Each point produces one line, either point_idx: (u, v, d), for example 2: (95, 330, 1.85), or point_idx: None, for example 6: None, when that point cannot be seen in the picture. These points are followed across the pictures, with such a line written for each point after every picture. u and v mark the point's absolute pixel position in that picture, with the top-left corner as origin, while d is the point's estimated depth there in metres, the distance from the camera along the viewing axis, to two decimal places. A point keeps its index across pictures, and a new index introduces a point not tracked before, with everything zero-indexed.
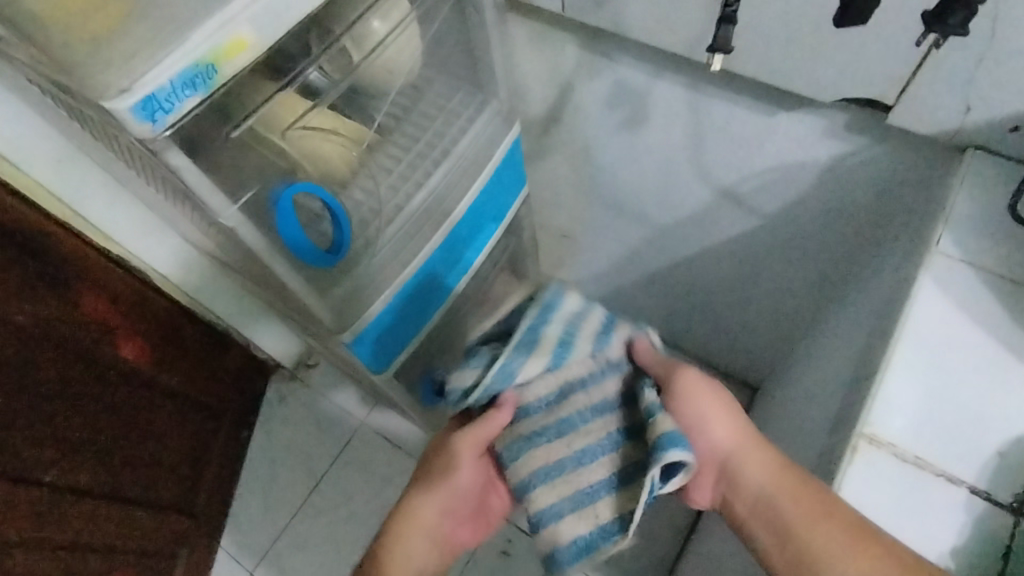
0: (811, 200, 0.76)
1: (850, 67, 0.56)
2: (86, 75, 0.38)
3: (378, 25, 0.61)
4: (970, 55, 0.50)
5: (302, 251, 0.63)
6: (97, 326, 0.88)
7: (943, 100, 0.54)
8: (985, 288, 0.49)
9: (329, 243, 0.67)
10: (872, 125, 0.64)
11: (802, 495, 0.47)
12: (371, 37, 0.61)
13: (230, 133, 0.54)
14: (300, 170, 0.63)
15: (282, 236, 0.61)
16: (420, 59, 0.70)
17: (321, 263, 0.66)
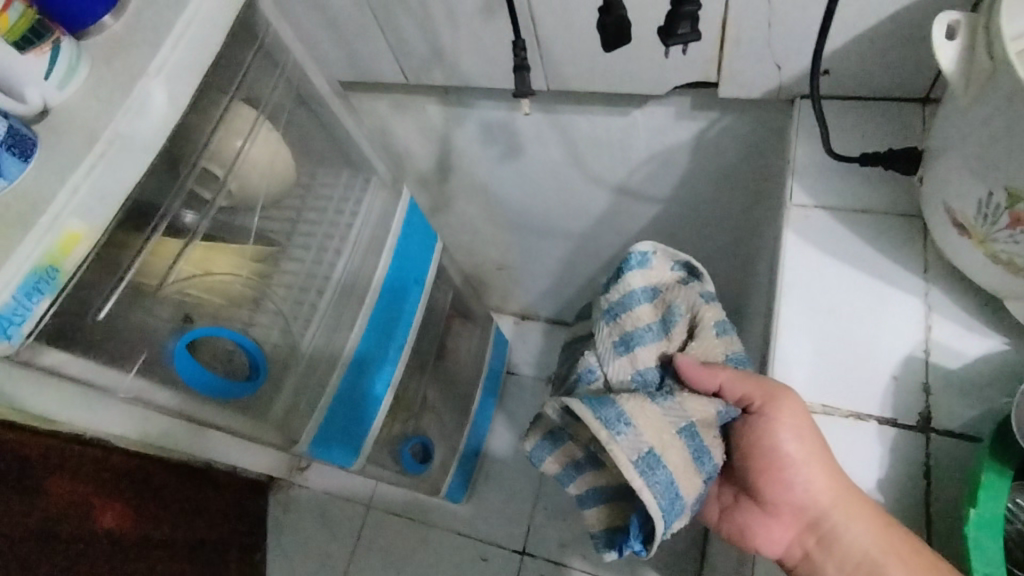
0: (690, 177, 0.80)
1: (663, 61, 0.60)
2: None
3: (235, 142, 0.65)
4: (757, 24, 0.53)
5: (219, 388, 0.64)
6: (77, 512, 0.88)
7: (758, 66, 0.57)
8: (843, 225, 0.52)
9: (245, 371, 0.69)
10: (713, 101, 0.68)
11: (905, 559, 0.42)
12: (231, 154, 0.65)
13: (102, 315, 0.55)
14: (194, 313, 0.67)
15: (179, 373, 0.62)
16: (289, 162, 0.72)
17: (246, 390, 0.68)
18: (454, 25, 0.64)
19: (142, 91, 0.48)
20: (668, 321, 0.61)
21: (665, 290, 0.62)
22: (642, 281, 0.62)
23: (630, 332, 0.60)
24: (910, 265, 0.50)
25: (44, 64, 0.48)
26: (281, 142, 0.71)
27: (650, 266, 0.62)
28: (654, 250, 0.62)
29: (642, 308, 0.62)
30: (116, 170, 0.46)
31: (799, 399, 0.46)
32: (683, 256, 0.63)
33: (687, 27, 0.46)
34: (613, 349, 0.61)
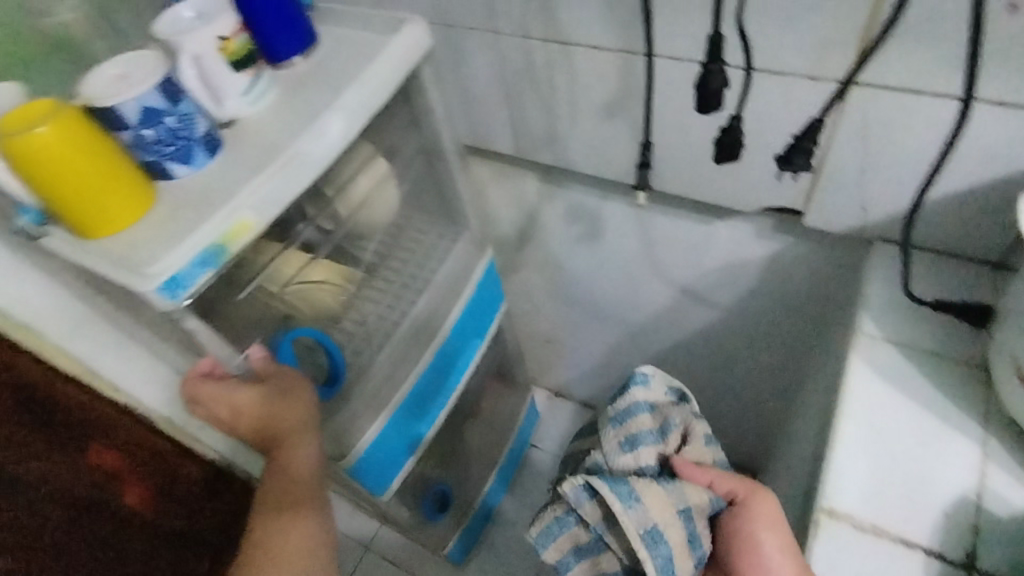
0: (757, 293, 0.84)
1: (759, 183, 0.66)
2: (130, 262, 0.48)
3: (360, 179, 0.73)
4: (853, 168, 0.60)
5: None
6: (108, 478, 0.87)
7: (846, 205, 0.63)
8: (909, 362, 0.56)
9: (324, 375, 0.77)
10: (793, 228, 0.74)
11: None
12: (356, 187, 0.73)
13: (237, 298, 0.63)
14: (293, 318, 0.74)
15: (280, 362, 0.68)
16: (394, 204, 0.80)
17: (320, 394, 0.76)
18: (577, 118, 0.73)
19: (324, 122, 0.56)
20: (666, 431, 0.61)
21: (661, 406, 0.62)
22: (644, 395, 0.62)
23: (634, 436, 0.59)
24: (970, 412, 0.53)
25: (246, 85, 0.58)
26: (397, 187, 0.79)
27: (648, 382, 0.63)
28: (654, 372, 0.63)
29: (643, 415, 0.61)
30: (290, 179, 0.54)
31: (774, 498, 0.56)
32: (677, 382, 0.65)
33: (802, 160, 0.58)
34: (616, 447, 0.59)
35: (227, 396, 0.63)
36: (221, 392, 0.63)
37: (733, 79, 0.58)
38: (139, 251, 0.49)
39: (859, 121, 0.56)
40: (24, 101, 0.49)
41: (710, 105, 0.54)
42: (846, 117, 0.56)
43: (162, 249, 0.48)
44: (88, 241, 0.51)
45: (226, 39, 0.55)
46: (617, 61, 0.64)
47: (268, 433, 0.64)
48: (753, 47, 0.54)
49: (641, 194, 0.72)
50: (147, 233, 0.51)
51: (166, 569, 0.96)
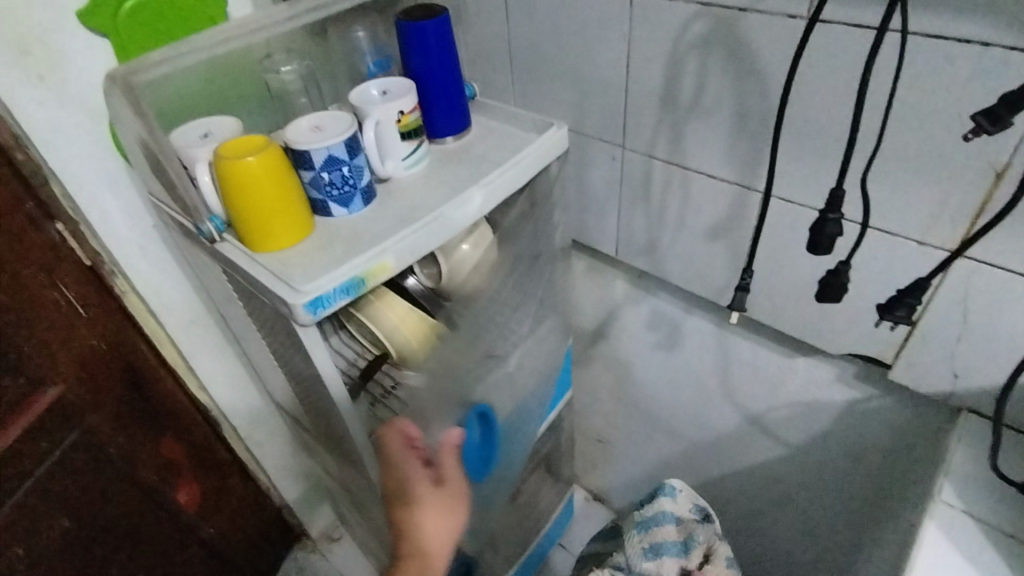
0: (828, 438, 0.84)
1: (848, 329, 0.69)
2: (287, 280, 0.57)
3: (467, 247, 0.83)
4: (948, 334, 0.61)
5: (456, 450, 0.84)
6: (152, 448, 0.97)
7: (936, 369, 0.64)
8: (987, 542, 0.55)
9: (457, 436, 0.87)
10: (876, 381, 0.75)
11: None
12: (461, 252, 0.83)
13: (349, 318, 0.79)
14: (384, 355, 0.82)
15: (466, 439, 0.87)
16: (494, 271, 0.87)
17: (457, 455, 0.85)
18: (679, 235, 0.79)
19: (468, 195, 0.64)
20: (688, 545, 0.78)
21: (686, 521, 0.80)
22: (670, 507, 0.80)
23: (659, 543, 0.78)
24: None
25: (408, 152, 0.68)
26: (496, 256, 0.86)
27: (675, 495, 0.81)
28: (682, 488, 0.81)
29: (668, 526, 0.79)
30: (430, 236, 0.61)
31: None
32: (702, 502, 0.82)
33: (903, 312, 0.59)
34: (641, 552, 0.78)
35: (404, 460, 0.71)
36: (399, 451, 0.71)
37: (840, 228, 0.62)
38: (297, 272, 0.58)
39: (958, 290, 0.58)
40: (242, 136, 0.60)
41: (818, 248, 0.59)
42: (948, 284, 0.58)
43: (315, 275, 0.57)
44: (256, 254, 0.60)
45: (404, 113, 0.66)
46: (731, 193, 0.70)
47: (449, 486, 0.71)
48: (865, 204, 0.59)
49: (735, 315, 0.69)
50: (302, 258, 0.59)
51: (165, 550, 1.03)
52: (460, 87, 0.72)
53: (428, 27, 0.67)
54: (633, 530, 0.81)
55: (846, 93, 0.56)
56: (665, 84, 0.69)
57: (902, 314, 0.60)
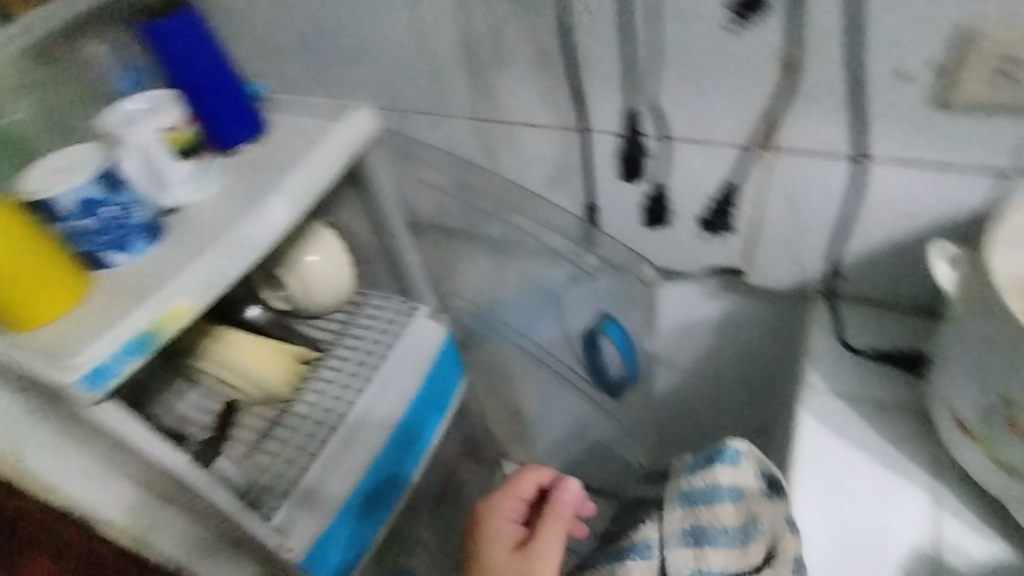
0: (712, 353, 0.85)
1: (698, 244, 0.69)
2: (56, 355, 0.48)
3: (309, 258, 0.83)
4: (783, 225, 0.62)
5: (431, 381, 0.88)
6: None
7: (782, 262, 0.65)
8: (857, 414, 0.56)
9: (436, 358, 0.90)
10: (738, 287, 0.75)
11: None
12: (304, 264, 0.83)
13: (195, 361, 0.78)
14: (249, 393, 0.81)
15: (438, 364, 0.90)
16: (341, 277, 0.85)
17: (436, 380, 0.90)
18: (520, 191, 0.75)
19: (267, 205, 0.56)
20: (750, 532, 0.51)
21: (749, 497, 0.51)
22: (728, 478, 0.52)
23: (705, 527, 0.52)
24: (920, 460, 0.52)
25: (188, 173, 0.59)
26: (342, 260, 0.86)
27: (739, 464, 0.52)
28: (747, 450, 0.52)
29: (724, 505, 0.52)
30: (227, 259, 0.53)
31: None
32: (771, 467, 0.53)
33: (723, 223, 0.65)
34: (678, 536, 0.53)
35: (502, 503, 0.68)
36: (519, 503, 0.69)
37: (650, 148, 0.62)
38: (69, 343, 0.48)
39: (781, 180, 0.59)
40: None
41: (631, 170, 0.65)
42: (770, 177, 0.59)
43: (89, 340, 0.48)
44: (20, 336, 0.50)
45: (171, 130, 0.57)
46: (553, 137, 0.67)
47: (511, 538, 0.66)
48: (666, 121, 0.59)
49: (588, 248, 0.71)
50: (75, 324, 0.50)
51: None
52: (238, 85, 0.62)
53: (170, 25, 0.57)
54: (672, 502, 0.54)
55: (627, 7, 0.54)
56: (457, 35, 0.64)
57: (722, 224, 0.65)
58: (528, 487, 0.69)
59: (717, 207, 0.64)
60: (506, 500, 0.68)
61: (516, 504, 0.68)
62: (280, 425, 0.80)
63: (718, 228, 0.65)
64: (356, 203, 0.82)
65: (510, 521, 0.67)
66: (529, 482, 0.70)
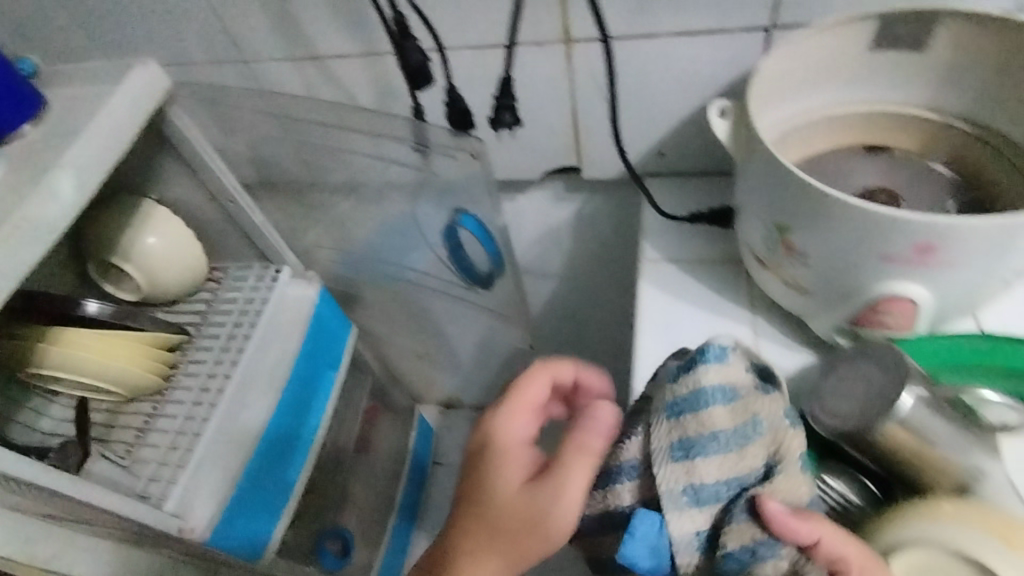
0: (577, 252, 0.89)
1: (532, 147, 0.71)
2: None
3: (149, 240, 0.78)
4: (599, 114, 0.65)
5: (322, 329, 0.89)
6: None
7: (608, 149, 0.69)
8: (688, 274, 0.61)
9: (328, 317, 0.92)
10: (583, 185, 0.79)
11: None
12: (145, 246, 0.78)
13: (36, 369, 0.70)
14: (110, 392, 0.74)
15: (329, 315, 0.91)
16: (190, 255, 0.82)
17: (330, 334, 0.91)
18: None
19: (51, 182, 0.52)
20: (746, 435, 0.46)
21: (741, 395, 0.47)
22: (717, 377, 0.47)
23: (697, 438, 0.46)
24: (742, 300, 0.59)
25: None
26: (188, 238, 0.81)
27: (726, 359, 0.48)
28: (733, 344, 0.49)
29: (718, 410, 0.47)
30: (18, 246, 0.50)
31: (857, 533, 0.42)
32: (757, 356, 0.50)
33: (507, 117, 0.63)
34: (666, 450, 0.47)
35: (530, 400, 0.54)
36: (519, 435, 0.52)
37: (450, 59, 0.62)
38: None
39: (585, 69, 0.61)
40: None
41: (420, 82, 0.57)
42: (575, 69, 0.62)
43: None
44: None
45: None
46: (367, 65, 0.66)
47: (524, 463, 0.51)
48: (435, 30, 0.59)
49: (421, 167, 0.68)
50: None
51: None
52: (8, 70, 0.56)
53: None
54: (660, 415, 0.48)
55: None
56: None
57: (509, 119, 0.63)
58: (523, 420, 0.53)
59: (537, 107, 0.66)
60: (502, 447, 0.51)
61: (520, 446, 0.52)
62: (159, 417, 0.77)
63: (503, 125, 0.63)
64: (185, 172, 0.78)
65: (511, 463, 0.51)
66: (531, 398, 0.54)
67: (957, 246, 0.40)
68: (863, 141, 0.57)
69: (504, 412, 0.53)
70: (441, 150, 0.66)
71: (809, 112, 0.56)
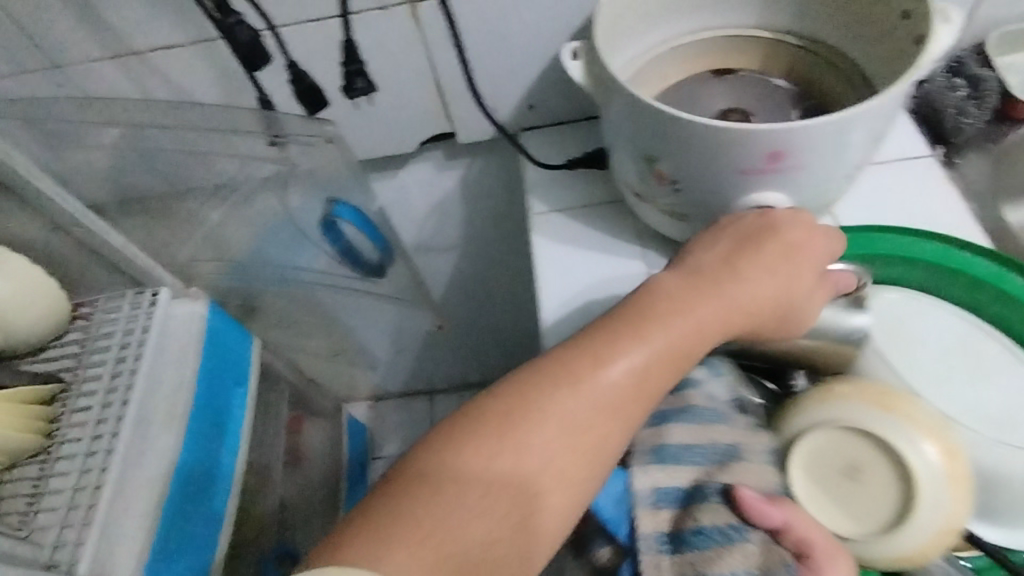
0: (471, 219, 0.89)
1: (401, 119, 0.69)
2: None
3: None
4: (460, 74, 0.64)
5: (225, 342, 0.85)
6: None
7: (476, 109, 0.68)
8: (577, 220, 0.63)
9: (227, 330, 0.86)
10: (462, 150, 0.78)
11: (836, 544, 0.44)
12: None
13: None
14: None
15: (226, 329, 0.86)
16: (47, 297, 0.73)
17: (233, 348, 0.87)
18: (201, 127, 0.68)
19: None
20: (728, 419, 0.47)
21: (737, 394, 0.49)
22: (712, 370, 0.49)
23: (689, 411, 0.47)
24: (629, 236, 0.61)
25: None
26: (40, 278, 0.73)
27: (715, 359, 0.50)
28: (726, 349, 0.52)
29: (709, 393, 0.48)
30: None
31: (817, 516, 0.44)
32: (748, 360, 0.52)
33: (360, 82, 0.63)
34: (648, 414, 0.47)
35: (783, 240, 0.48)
36: (768, 307, 0.45)
37: (295, 38, 0.59)
38: None
39: (437, 31, 0.60)
40: None
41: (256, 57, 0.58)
42: (427, 33, 0.60)
43: None
44: None
45: None
46: (201, 56, 0.61)
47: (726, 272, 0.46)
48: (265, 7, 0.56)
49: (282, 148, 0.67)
50: None
51: None
52: None
53: None
54: None
55: None
56: None
57: (361, 85, 0.63)
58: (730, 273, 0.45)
59: (396, 75, 0.64)
60: (638, 359, 0.42)
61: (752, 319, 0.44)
62: (52, 477, 0.70)
63: (358, 90, 0.64)
64: (17, 205, 0.69)
65: (724, 325, 0.44)
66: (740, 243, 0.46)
67: (807, 147, 0.43)
68: (712, 66, 0.60)
69: (746, 271, 0.45)
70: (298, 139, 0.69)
71: (656, 45, 0.58)
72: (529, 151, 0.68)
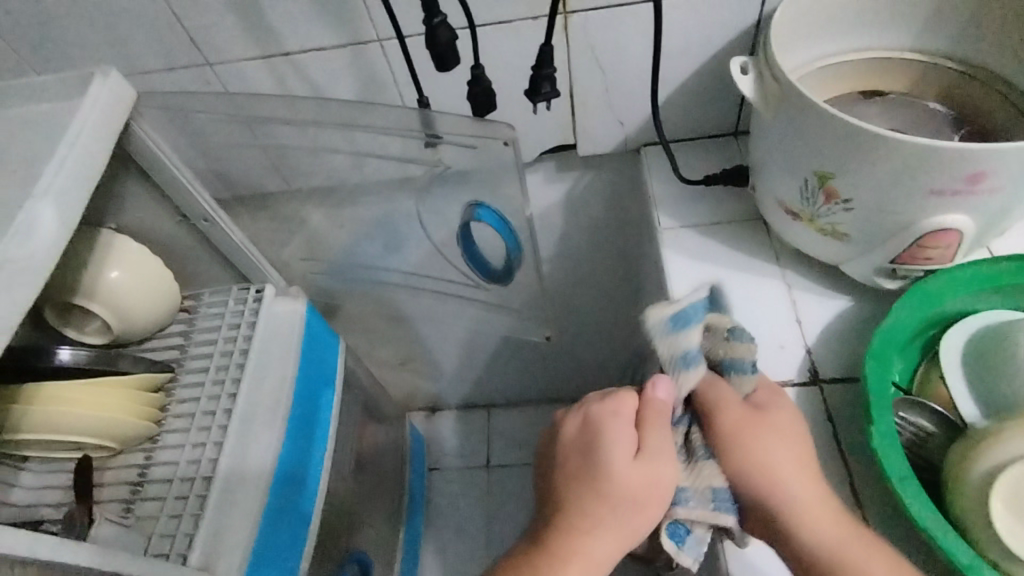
0: (569, 234, 0.89)
1: (528, 128, 0.69)
2: None
3: (115, 273, 0.71)
4: (596, 87, 0.64)
5: (319, 337, 0.84)
6: None
7: (604, 122, 0.68)
8: (710, 238, 0.62)
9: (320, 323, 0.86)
10: (575, 164, 0.78)
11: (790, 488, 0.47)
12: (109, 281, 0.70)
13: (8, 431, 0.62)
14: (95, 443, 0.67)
15: (320, 325, 0.85)
16: (164, 285, 0.75)
17: (324, 344, 0.86)
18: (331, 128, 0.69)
19: (27, 213, 0.46)
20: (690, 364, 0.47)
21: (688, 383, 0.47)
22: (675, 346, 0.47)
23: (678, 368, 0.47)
24: (766, 256, 0.60)
25: None
26: (159, 266, 0.74)
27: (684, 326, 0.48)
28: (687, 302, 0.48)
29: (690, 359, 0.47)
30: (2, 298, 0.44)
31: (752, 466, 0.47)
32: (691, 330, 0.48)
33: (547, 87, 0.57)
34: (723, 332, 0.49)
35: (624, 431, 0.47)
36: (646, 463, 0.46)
37: None
38: None
39: (583, 42, 0.60)
40: None
41: (450, 62, 0.52)
42: (573, 42, 0.60)
43: None
44: None
45: None
46: (349, 57, 0.62)
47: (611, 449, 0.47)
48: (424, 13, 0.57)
49: (421, 161, 0.61)
50: None
51: None
52: None
53: None
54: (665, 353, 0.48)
55: None
56: None
57: (548, 90, 0.57)
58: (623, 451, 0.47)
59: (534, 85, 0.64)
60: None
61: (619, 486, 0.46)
62: (159, 466, 0.70)
63: (542, 98, 0.58)
64: (151, 193, 0.71)
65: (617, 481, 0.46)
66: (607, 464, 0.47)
67: (1007, 170, 0.42)
68: (857, 89, 0.59)
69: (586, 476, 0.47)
70: (457, 140, 0.57)
71: (807, 64, 0.57)
72: (655, 167, 0.68)
